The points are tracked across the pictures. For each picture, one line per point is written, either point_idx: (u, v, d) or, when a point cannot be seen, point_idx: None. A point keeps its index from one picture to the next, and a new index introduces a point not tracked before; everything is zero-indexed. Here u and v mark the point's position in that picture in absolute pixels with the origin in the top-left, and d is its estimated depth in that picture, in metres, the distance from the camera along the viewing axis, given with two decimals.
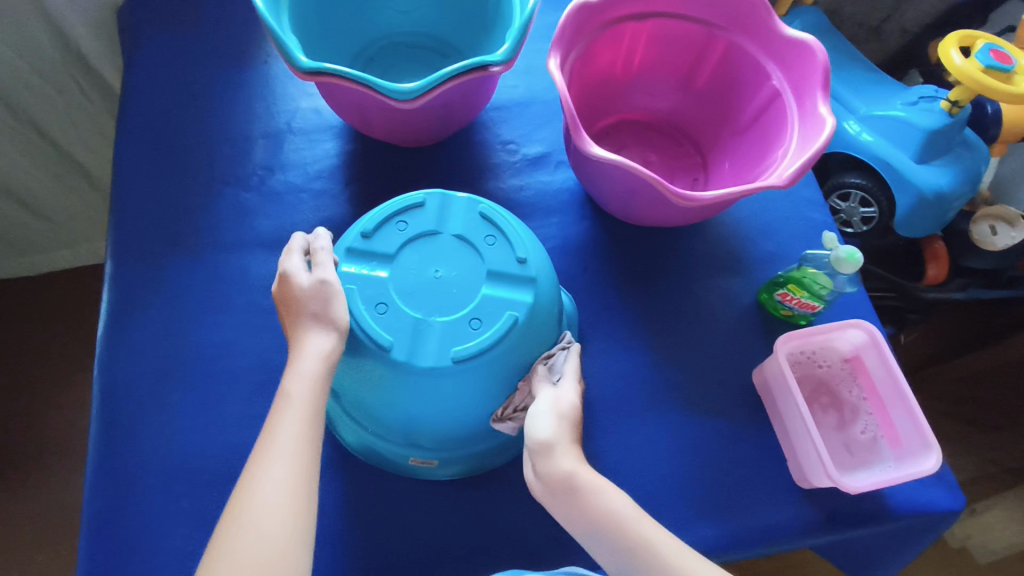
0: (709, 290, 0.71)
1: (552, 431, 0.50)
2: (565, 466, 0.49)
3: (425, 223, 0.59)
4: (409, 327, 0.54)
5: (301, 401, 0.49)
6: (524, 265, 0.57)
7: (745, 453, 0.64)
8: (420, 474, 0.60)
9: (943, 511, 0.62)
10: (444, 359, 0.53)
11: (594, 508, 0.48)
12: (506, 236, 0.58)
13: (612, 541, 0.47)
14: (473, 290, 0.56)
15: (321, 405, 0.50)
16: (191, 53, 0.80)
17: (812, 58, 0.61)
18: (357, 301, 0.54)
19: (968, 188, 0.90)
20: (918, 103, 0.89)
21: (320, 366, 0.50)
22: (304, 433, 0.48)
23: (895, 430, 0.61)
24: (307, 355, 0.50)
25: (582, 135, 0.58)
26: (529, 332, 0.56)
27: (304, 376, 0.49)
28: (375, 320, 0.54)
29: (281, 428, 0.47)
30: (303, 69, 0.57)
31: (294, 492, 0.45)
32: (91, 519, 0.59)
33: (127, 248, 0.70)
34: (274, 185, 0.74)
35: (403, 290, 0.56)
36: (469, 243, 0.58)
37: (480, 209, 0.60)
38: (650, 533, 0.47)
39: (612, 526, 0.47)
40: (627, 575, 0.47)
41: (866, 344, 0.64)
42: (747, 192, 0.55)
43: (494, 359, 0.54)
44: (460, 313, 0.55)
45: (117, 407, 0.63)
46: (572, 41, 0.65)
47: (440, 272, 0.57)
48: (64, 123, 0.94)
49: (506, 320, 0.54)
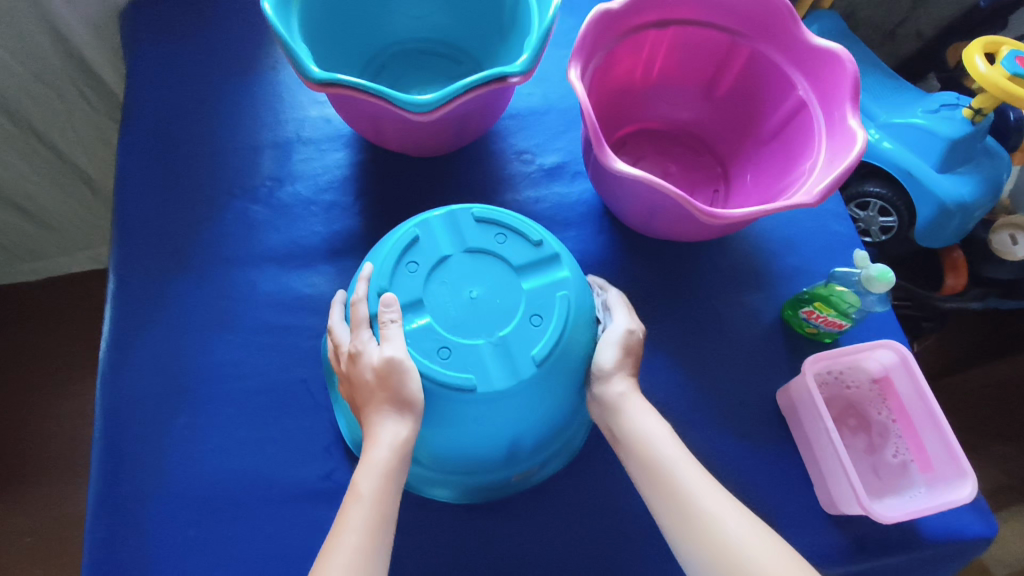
0: (732, 306, 0.69)
1: (613, 356, 0.56)
2: (613, 387, 0.55)
3: (431, 251, 0.57)
4: (480, 356, 0.53)
5: (371, 501, 0.48)
6: (542, 246, 0.58)
7: (771, 477, 0.62)
8: (445, 498, 0.58)
9: (976, 537, 0.60)
10: (527, 371, 0.52)
11: (632, 429, 0.53)
12: (515, 231, 0.58)
13: (645, 453, 0.52)
14: (512, 296, 0.55)
15: (395, 496, 0.49)
16: (196, 61, 0.78)
17: (841, 68, 0.59)
18: (419, 358, 0.52)
19: (990, 199, 0.87)
20: (940, 110, 0.86)
21: (392, 458, 0.49)
22: (368, 536, 0.46)
23: (926, 454, 0.59)
24: (380, 446, 0.50)
25: (604, 149, 0.55)
26: (581, 313, 0.56)
27: (373, 472, 0.49)
28: (448, 367, 0.52)
29: (358, 524, 0.47)
30: (315, 81, 0.55)
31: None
32: (94, 546, 0.57)
33: (130, 263, 0.68)
34: (282, 197, 0.72)
35: (451, 326, 0.54)
36: (483, 251, 0.57)
37: (472, 213, 0.59)
38: (680, 462, 0.51)
39: (646, 442, 0.52)
40: (652, 496, 0.50)
41: (895, 364, 0.62)
42: (777, 210, 0.53)
43: (564, 352, 0.54)
44: (518, 316, 0.54)
45: (121, 429, 0.61)
46: (593, 49, 0.63)
47: (474, 292, 0.55)
48: (65, 130, 0.92)
49: (561, 301, 0.55)
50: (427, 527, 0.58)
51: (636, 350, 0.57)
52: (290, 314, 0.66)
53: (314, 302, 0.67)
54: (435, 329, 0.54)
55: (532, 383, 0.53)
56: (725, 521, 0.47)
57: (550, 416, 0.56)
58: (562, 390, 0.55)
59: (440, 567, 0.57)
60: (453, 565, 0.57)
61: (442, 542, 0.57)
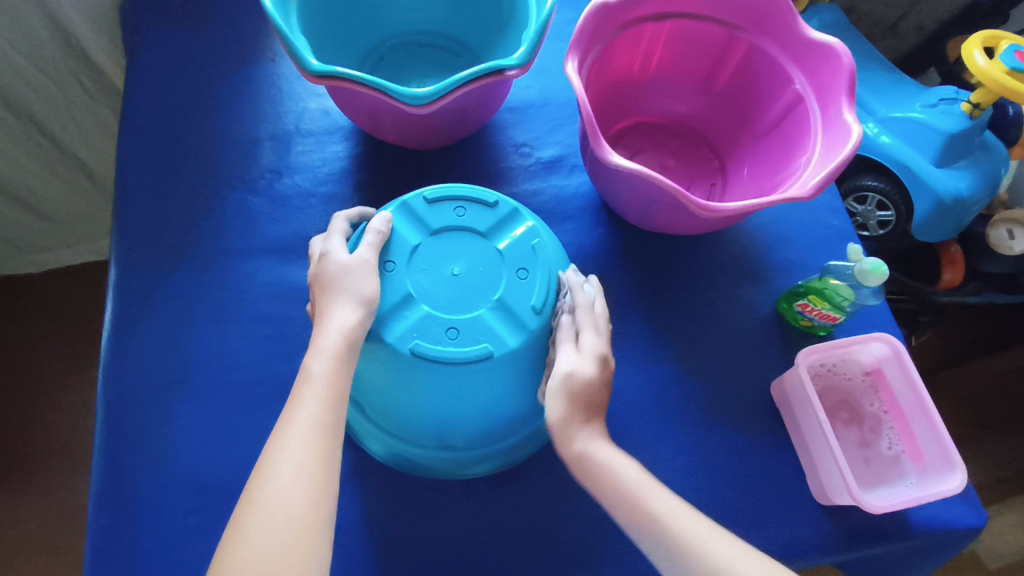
0: (727, 299, 0.70)
1: (562, 410, 0.51)
2: (578, 445, 0.50)
3: (400, 244, 0.55)
4: (487, 325, 0.52)
5: (321, 380, 0.48)
6: (498, 207, 0.57)
7: (764, 469, 0.62)
8: (456, 474, 0.59)
9: (965, 528, 0.60)
10: (532, 321, 0.52)
11: (610, 485, 0.49)
12: (472, 201, 0.57)
13: (633, 515, 0.48)
14: (491, 263, 0.54)
15: (347, 377, 0.49)
16: (196, 52, 0.78)
17: (838, 62, 0.60)
18: (431, 345, 0.50)
19: (987, 194, 0.87)
20: (938, 105, 0.87)
21: (341, 342, 0.49)
22: (314, 449, 0.45)
23: (917, 445, 0.59)
24: (330, 333, 0.49)
25: (601, 142, 0.56)
26: (555, 258, 0.56)
27: (324, 354, 0.48)
28: (461, 345, 0.51)
29: (311, 402, 0.47)
30: (313, 73, 0.55)
31: (310, 515, 0.43)
32: (95, 534, 0.58)
33: (130, 253, 0.69)
34: (281, 188, 0.72)
35: (448, 306, 0.52)
36: (448, 229, 0.56)
37: (423, 196, 0.57)
38: (655, 498, 0.48)
39: (631, 501, 0.48)
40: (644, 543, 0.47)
41: (888, 357, 0.63)
42: (772, 204, 0.53)
43: (556, 300, 0.54)
44: (504, 275, 0.54)
45: (122, 418, 0.62)
46: (591, 42, 0.63)
47: (457, 268, 0.54)
48: (65, 122, 0.92)
49: (539, 249, 0.55)
50: (422, 517, 0.58)
51: (586, 393, 0.51)
52: (287, 306, 0.67)
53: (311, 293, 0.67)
54: (435, 313, 0.52)
55: (540, 333, 0.53)
56: (713, 551, 0.46)
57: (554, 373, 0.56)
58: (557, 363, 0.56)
59: (435, 556, 0.57)
60: (447, 555, 0.57)
61: (438, 533, 0.58)
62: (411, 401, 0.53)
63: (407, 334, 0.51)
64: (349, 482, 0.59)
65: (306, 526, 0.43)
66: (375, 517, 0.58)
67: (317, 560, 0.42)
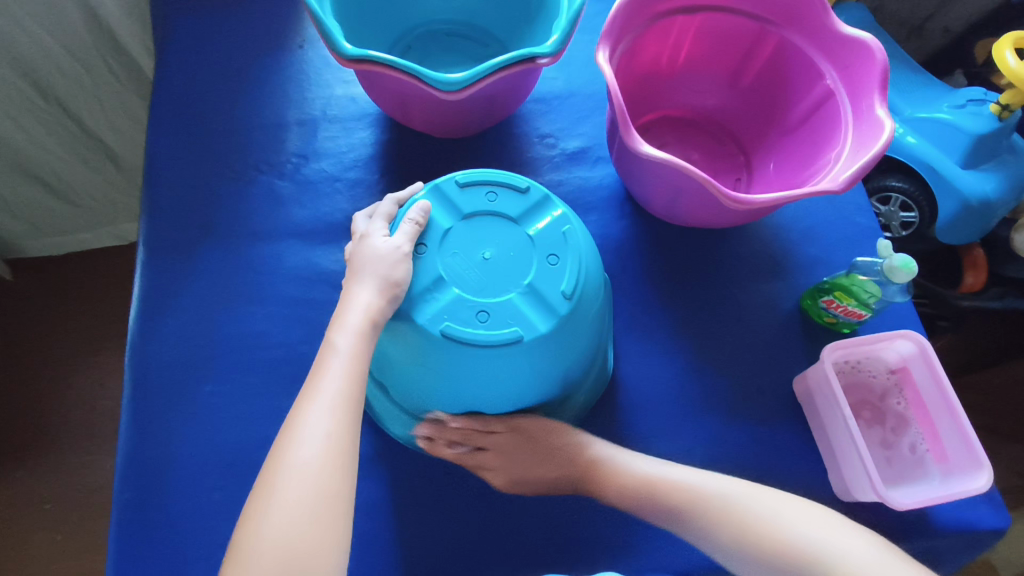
0: (750, 294, 0.69)
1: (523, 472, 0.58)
2: (590, 453, 0.58)
3: (431, 228, 0.55)
4: (518, 309, 0.52)
5: (346, 354, 0.48)
6: (529, 193, 0.57)
7: (786, 464, 0.62)
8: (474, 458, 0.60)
9: (988, 529, 0.60)
10: (562, 306, 0.52)
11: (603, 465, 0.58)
12: (503, 186, 0.57)
13: (634, 485, 0.56)
14: (522, 249, 0.54)
15: (370, 356, 0.49)
16: (226, 37, 0.78)
17: (871, 57, 0.59)
18: (461, 327, 0.51)
19: (1014, 196, 0.85)
20: (966, 105, 0.86)
21: (365, 322, 0.49)
22: (339, 422, 0.45)
23: (941, 444, 0.59)
24: (353, 311, 0.50)
25: (630, 131, 0.56)
26: (585, 245, 0.56)
27: (350, 330, 0.49)
28: (491, 329, 0.51)
29: (337, 375, 0.47)
30: (347, 57, 0.56)
31: (326, 485, 0.43)
32: (119, 508, 0.59)
33: (158, 234, 0.69)
34: (307, 173, 0.73)
35: (478, 289, 0.52)
36: (479, 214, 0.56)
37: (455, 180, 0.57)
38: (666, 471, 0.57)
39: (616, 471, 0.57)
40: (682, 521, 0.55)
41: (913, 355, 0.62)
42: (803, 196, 0.53)
43: (585, 287, 0.54)
44: (534, 260, 0.54)
45: (148, 395, 0.63)
46: (621, 33, 0.63)
47: (488, 253, 0.54)
48: (91, 103, 0.93)
49: (570, 235, 0.55)
50: (446, 501, 0.59)
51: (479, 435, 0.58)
52: (313, 289, 0.67)
53: (336, 277, 0.68)
54: (466, 297, 0.52)
55: (570, 320, 0.53)
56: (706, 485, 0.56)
57: (579, 359, 0.56)
58: (583, 348, 0.56)
59: (457, 538, 0.58)
60: (469, 538, 0.58)
61: (461, 516, 0.59)
62: (439, 383, 0.53)
63: (438, 315, 0.51)
64: (375, 464, 0.60)
65: (331, 494, 0.43)
66: (398, 499, 0.59)
67: (338, 528, 0.43)
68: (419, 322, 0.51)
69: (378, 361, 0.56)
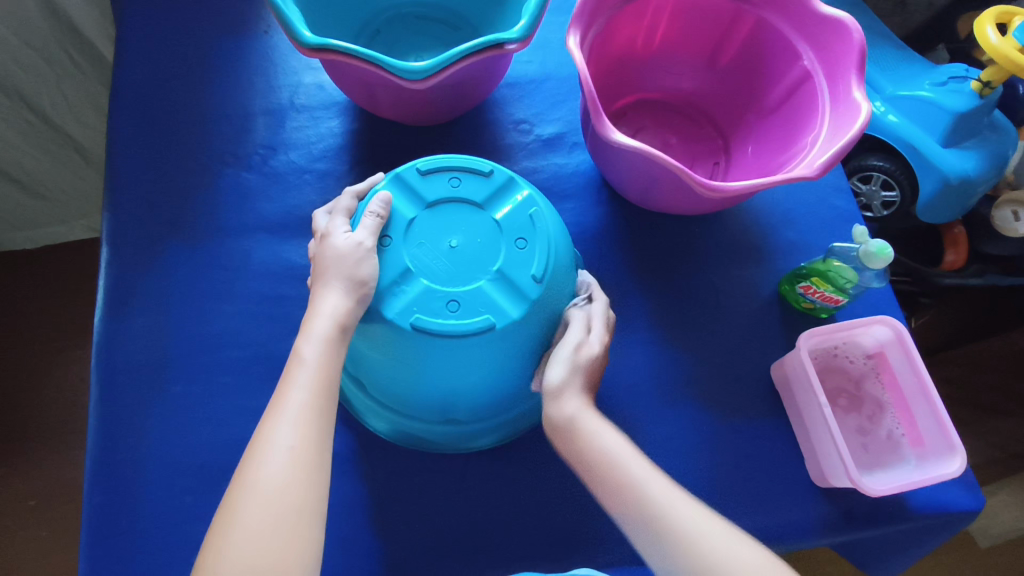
0: (729, 281, 0.69)
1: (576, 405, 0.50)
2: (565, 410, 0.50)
3: (396, 218, 0.54)
4: (488, 297, 0.51)
5: (314, 362, 0.47)
6: (493, 177, 0.55)
7: (764, 452, 0.62)
8: (454, 449, 0.59)
9: (961, 510, 0.60)
10: (533, 291, 0.51)
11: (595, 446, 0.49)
12: (466, 171, 0.55)
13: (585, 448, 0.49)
14: (489, 235, 0.53)
15: (340, 361, 0.48)
16: (188, 25, 0.76)
17: (848, 37, 0.58)
18: (431, 319, 0.50)
19: (994, 174, 0.85)
20: (947, 83, 0.84)
21: (333, 327, 0.48)
22: (306, 434, 0.44)
23: (918, 430, 0.59)
24: (320, 316, 0.48)
25: (602, 119, 0.54)
26: (554, 227, 0.55)
27: (316, 337, 0.48)
28: (462, 318, 0.50)
29: (305, 384, 0.46)
30: (308, 46, 0.54)
31: (291, 499, 0.42)
32: (90, 513, 0.58)
33: (122, 232, 0.67)
34: (275, 165, 0.71)
35: (447, 279, 0.51)
36: (444, 201, 0.54)
37: (416, 167, 0.55)
38: (609, 441, 0.49)
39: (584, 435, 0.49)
40: (622, 516, 0.47)
41: (891, 340, 0.62)
42: (777, 183, 0.52)
43: (556, 268, 0.53)
44: (502, 245, 0.53)
45: (116, 398, 0.61)
46: (593, 16, 0.61)
47: (455, 241, 0.53)
48: (53, 96, 0.90)
49: (538, 218, 0.54)
50: (423, 497, 0.59)
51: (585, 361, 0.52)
52: (282, 285, 0.66)
53: (307, 272, 0.66)
54: (435, 287, 0.51)
55: (542, 303, 0.52)
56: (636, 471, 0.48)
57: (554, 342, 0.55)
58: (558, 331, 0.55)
59: (433, 534, 0.57)
60: (446, 533, 0.58)
61: (437, 512, 0.58)
62: (409, 376, 0.52)
63: (407, 308, 0.50)
64: (348, 462, 0.59)
65: (300, 508, 0.42)
66: (374, 497, 0.58)
67: (306, 542, 0.42)
68: (389, 317, 0.50)
69: (351, 358, 0.56)
